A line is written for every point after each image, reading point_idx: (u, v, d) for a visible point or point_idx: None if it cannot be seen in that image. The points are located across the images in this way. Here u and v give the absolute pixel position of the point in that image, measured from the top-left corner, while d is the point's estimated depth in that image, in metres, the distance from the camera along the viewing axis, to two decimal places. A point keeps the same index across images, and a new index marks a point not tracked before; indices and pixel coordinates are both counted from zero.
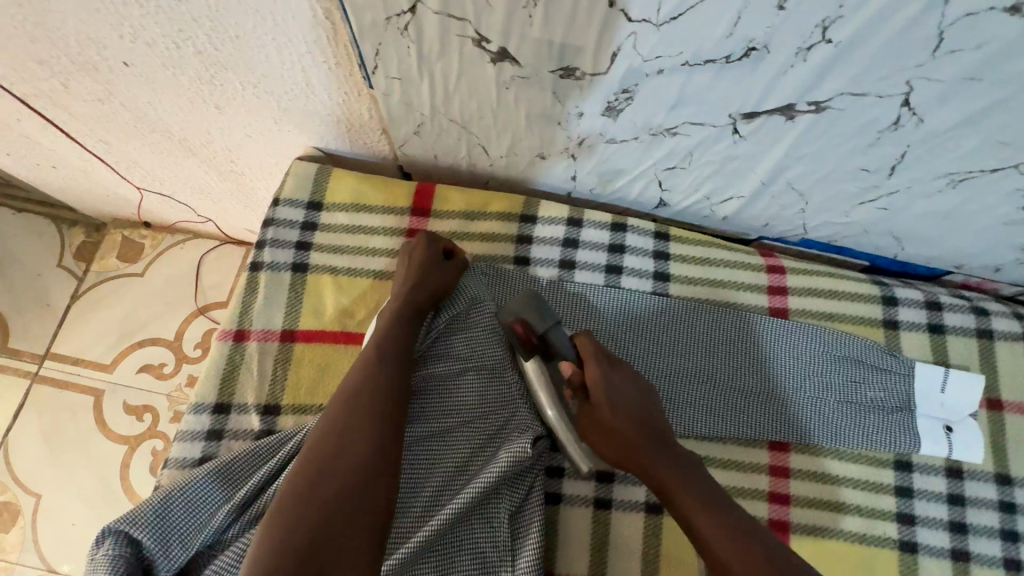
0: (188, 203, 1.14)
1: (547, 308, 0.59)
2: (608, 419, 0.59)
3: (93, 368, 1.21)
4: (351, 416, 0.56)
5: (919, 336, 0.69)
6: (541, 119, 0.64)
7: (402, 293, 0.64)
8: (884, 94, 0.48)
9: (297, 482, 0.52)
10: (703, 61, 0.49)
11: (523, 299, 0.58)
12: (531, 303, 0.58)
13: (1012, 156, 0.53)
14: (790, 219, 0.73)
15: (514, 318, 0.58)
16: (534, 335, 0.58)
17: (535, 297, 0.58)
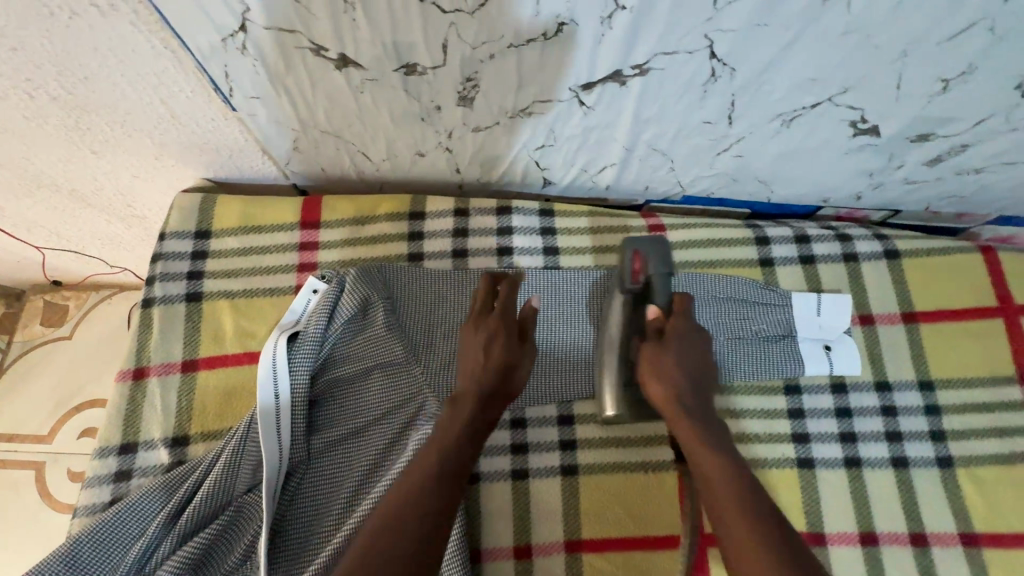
0: (102, 256, 1.11)
1: (665, 270, 0.66)
2: (669, 367, 0.62)
3: (31, 441, 1.17)
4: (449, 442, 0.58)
5: (792, 269, 0.75)
6: (405, 117, 0.66)
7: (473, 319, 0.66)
8: (691, 50, 0.53)
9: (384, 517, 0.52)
10: (524, 41, 0.52)
11: (642, 239, 0.66)
12: (658, 261, 0.65)
13: (823, 91, 0.58)
14: (665, 179, 0.78)
15: (636, 249, 0.65)
16: (642, 275, 0.66)
17: (662, 251, 0.66)
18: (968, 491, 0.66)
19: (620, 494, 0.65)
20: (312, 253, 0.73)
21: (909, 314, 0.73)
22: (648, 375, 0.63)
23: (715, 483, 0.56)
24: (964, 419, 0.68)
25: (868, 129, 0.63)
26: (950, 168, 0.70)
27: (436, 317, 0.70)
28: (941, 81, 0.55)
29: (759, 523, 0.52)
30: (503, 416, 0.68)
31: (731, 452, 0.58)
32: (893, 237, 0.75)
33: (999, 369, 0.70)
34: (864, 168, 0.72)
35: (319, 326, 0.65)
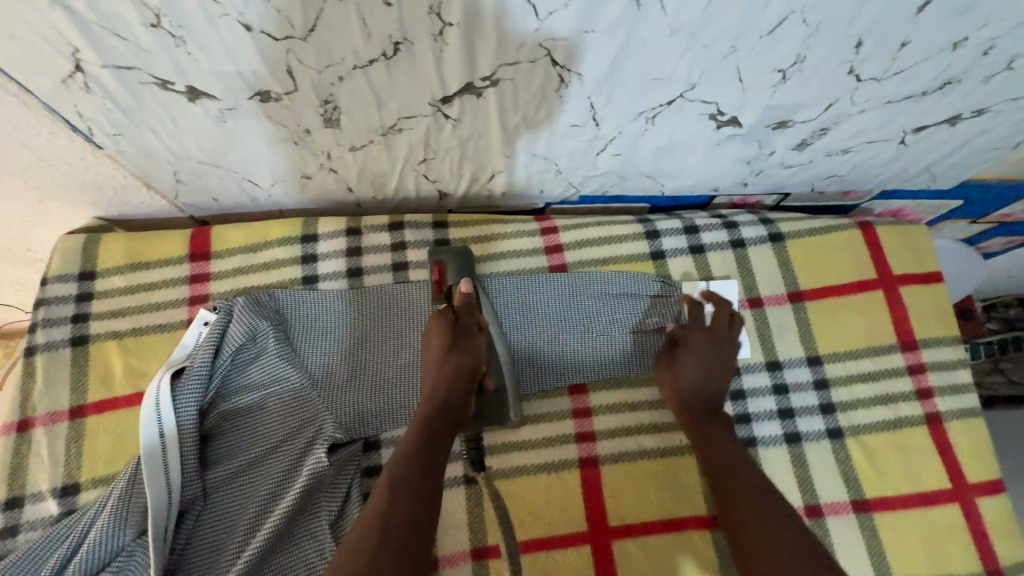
0: (16, 304, 1.08)
1: (473, 270, 0.71)
2: (704, 363, 0.68)
3: None
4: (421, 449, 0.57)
5: (683, 260, 0.76)
6: (278, 142, 0.66)
7: (443, 323, 0.65)
8: (532, 59, 0.54)
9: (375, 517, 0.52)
10: (367, 61, 0.53)
11: (448, 250, 0.72)
12: (459, 262, 0.71)
13: (672, 89, 0.59)
14: (556, 181, 0.79)
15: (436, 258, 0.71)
16: (445, 284, 0.70)
17: (460, 256, 0.71)
18: (858, 460, 0.69)
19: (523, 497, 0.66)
20: (203, 285, 0.72)
21: (795, 294, 0.75)
22: (670, 376, 0.68)
23: (743, 478, 0.59)
24: (851, 390, 0.71)
25: (729, 120, 0.66)
26: (819, 151, 0.73)
27: (332, 339, 0.70)
28: (778, 71, 0.58)
29: (771, 508, 0.56)
30: (404, 431, 0.69)
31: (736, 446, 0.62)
32: (777, 220, 0.78)
33: (881, 340, 0.73)
34: (739, 157, 0.74)
35: (206, 360, 0.64)
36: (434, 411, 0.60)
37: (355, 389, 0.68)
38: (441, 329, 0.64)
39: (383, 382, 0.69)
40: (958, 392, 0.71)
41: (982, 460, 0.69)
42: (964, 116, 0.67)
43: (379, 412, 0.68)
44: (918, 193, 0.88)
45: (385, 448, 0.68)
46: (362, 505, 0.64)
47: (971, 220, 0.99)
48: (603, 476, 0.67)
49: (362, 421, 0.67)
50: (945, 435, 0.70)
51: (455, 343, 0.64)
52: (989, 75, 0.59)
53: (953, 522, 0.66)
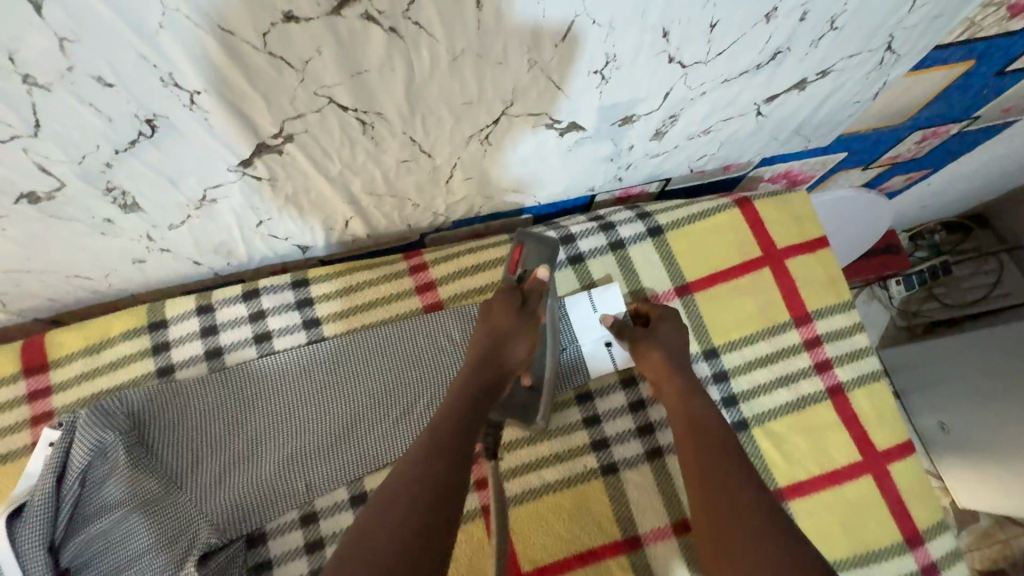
0: None
1: (551, 261, 0.67)
2: (674, 337, 0.65)
3: None
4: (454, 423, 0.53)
5: (563, 273, 0.73)
6: (83, 236, 0.59)
7: (511, 303, 0.62)
8: (316, 109, 0.48)
9: (401, 486, 0.47)
10: (126, 144, 0.47)
11: (533, 238, 0.68)
12: (542, 252, 0.67)
13: (490, 109, 0.55)
14: (420, 213, 0.74)
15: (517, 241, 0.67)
16: (522, 267, 0.66)
17: (543, 244, 0.67)
18: (767, 449, 0.66)
19: None
20: (45, 400, 0.66)
21: (682, 288, 0.72)
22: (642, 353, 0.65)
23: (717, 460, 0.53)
24: (751, 377, 0.69)
25: (569, 126, 0.62)
26: (678, 136, 0.70)
27: (198, 432, 0.64)
28: (595, 73, 0.53)
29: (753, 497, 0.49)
30: (291, 517, 0.64)
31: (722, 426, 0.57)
32: (653, 213, 0.75)
33: (774, 318, 0.71)
34: (599, 156, 0.71)
35: (47, 492, 0.58)
36: (474, 389, 0.56)
37: (231, 482, 0.63)
38: (513, 311, 0.61)
39: (261, 470, 0.64)
40: (856, 359, 0.70)
41: (888, 424, 0.68)
42: (810, 78, 0.64)
43: (259, 503, 0.63)
44: (798, 153, 0.85)
45: (272, 540, 0.63)
46: None
47: (863, 166, 0.98)
48: (509, 521, 0.64)
49: (243, 517, 0.62)
50: (849, 405, 0.68)
51: (520, 326, 0.61)
52: (816, 37, 0.56)
53: (867, 495, 0.65)
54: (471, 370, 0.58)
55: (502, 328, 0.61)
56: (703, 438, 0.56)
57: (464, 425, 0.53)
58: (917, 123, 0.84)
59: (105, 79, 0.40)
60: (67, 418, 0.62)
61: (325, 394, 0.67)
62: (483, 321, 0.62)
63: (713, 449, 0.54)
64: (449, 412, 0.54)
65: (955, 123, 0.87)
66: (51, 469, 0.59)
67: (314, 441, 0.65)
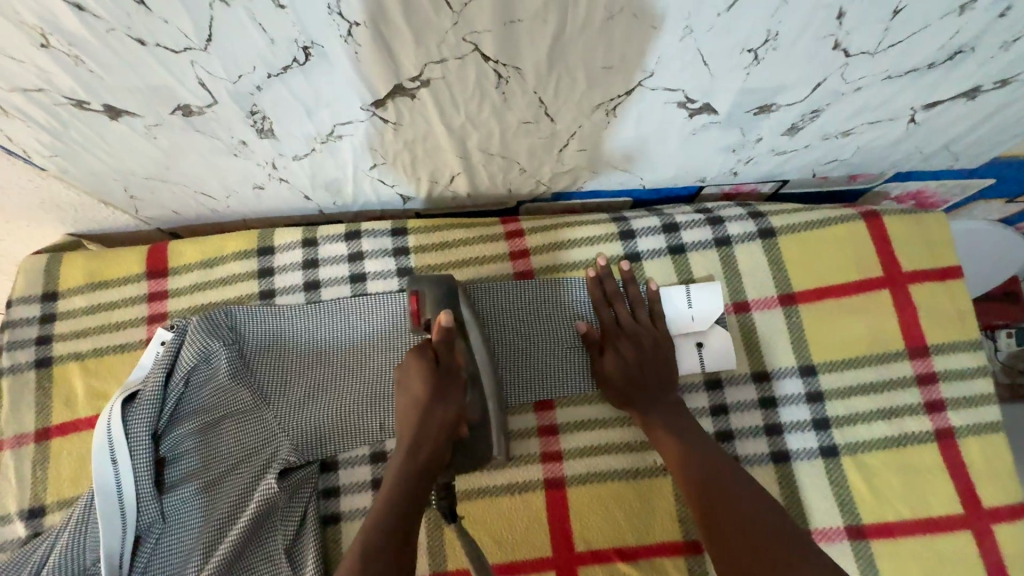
0: None
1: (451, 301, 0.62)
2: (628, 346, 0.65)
3: None
4: (408, 491, 0.55)
5: (661, 261, 0.70)
6: (216, 154, 0.63)
7: (425, 366, 0.60)
8: (460, 55, 0.48)
9: (375, 526, 0.53)
10: (279, 69, 0.49)
11: (423, 277, 0.63)
12: (438, 288, 0.62)
13: (628, 77, 0.53)
14: (524, 179, 0.73)
15: (415, 288, 0.62)
16: (424, 317, 0.61)
17: (437, 283, 0.62)
18: (855, 481, 0.62)
19: (484, 521, 0.63)
20: (161, 302, 0.71)
21: (787, 297, 0.68)
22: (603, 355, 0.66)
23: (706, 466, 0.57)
24: (848, 403, 0.64)
25: (702, 107, 0.58)
26: (813, 135, 0.65)
27: (289, 356, 0.68)
28: (749, 52, 0.50)
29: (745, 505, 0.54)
30: (363, 452, 0.66)
31: (684, 433, 0.60)
32: (768, 213, 0.70)
33: (885, 345, 0.65)
34: (722, 144, 0.67)
35: (156, 385, 0.63)
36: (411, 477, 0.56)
37: (314, 408, 0.66)
38: (426, 374, 0.59)
39: (341, 403, 0.66)
40: (973, 405, 0.63)
41: (1000, 480, 0.61)
42: (984, 87, 0.57)
43: (336, 433, 0.66)
44: (938, 173, 0.77)
45: (343, 469, 0.66)
46: (317, 528, 0.63)
47: (1007, 199, 0.87)
48: (569, 499, 0.63)
49: (319, 443, 0.65)
50: (957, 453, 0.62)
51: (440, 396, 0.59)
52: (1010, 39, 0.50)
53: (963, 552, 0.60)
54: (405, 476, 0.56)
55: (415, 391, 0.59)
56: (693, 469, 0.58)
57: (409, 498, 0.55)
58: None
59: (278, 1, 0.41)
60: (178, 322, 0.67)
61: (408, 344, 0.68)
62: (401, 390, 0.61)
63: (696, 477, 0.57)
64: (406, 495, 0.55)
65: None
66: (161, 366, 0.64)
67: (393, 387, 0.67)
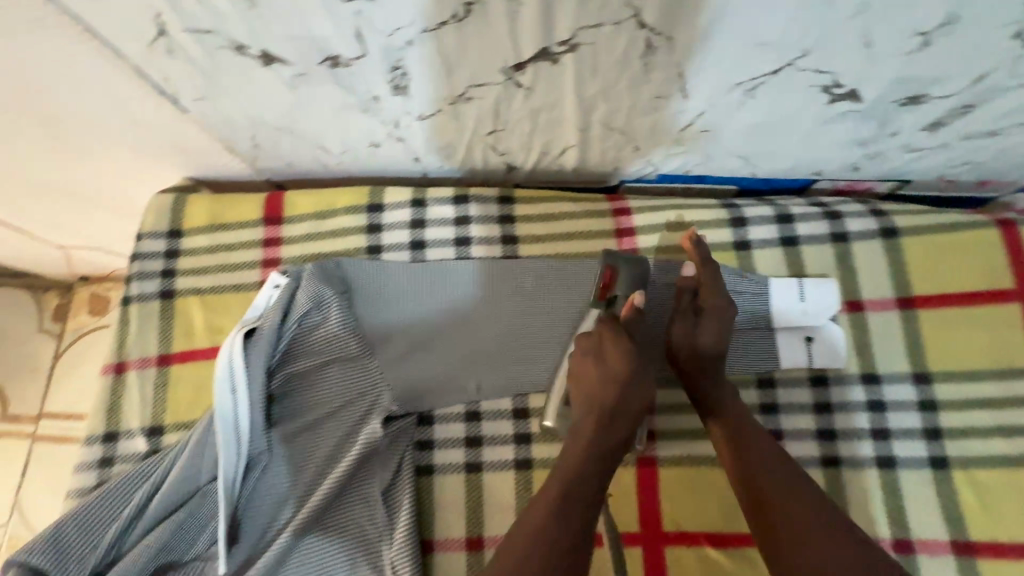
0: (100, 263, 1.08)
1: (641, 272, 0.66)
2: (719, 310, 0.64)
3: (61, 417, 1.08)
4: (586, 471, 0.56)
5: (773, 252, 0.68)
6: (347, 108, 0.65)
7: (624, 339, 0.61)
8: (617, 21, 0.48)
9: (548, 518, 0.52)
10: (436, 24, 0.50)
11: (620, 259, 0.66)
12: (633, 276, 0.66)
13: (780, 55, 0.51)
14: (635, 158, 0.72)
15: (608, 264, 0.66)
16: (613, 292, 0.66)
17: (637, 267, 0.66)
18: (965, 496, 0.60)
19: None
20: (276, 248, 0.75)
21: (905, 301, 0.65)
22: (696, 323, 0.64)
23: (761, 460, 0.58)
24: (964, 416, 0.62)
25: (847, 93, 0.56)
26: (955, 133, 0.62)
27: (394, 311, 0.70)
28: (919, 35, 0.48)
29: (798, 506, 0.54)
30: (457, 410, 0.68)
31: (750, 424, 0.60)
32: (892, 212, 0.67)
33: (1011, 360, 0.62)
34: (854, 136, 0.64)
35: (273, 325, 0.66)
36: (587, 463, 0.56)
37: (415, 363, 0.68)
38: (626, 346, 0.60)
39: (440, 361, 0.68)
40: None
41: None
42: None
43: (434, 389, 0.68)
44: None
45: (437, 424, 0.68)
46: (412, 476, 0.66)
47: None
48: (660, 479, 0.63)
49: (418, 396, 0.68)
50: None
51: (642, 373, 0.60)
52: None
53: None
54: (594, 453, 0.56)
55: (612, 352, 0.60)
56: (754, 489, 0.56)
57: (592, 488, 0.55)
58: None
59: None
60: (294, 268, 0.70)
61: (508, 310, 0.70)
62: (595, 363, 0.60)
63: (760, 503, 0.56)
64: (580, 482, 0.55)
65: None
66: (279, 307, 0.67)
67: (493, 351, 0.69)
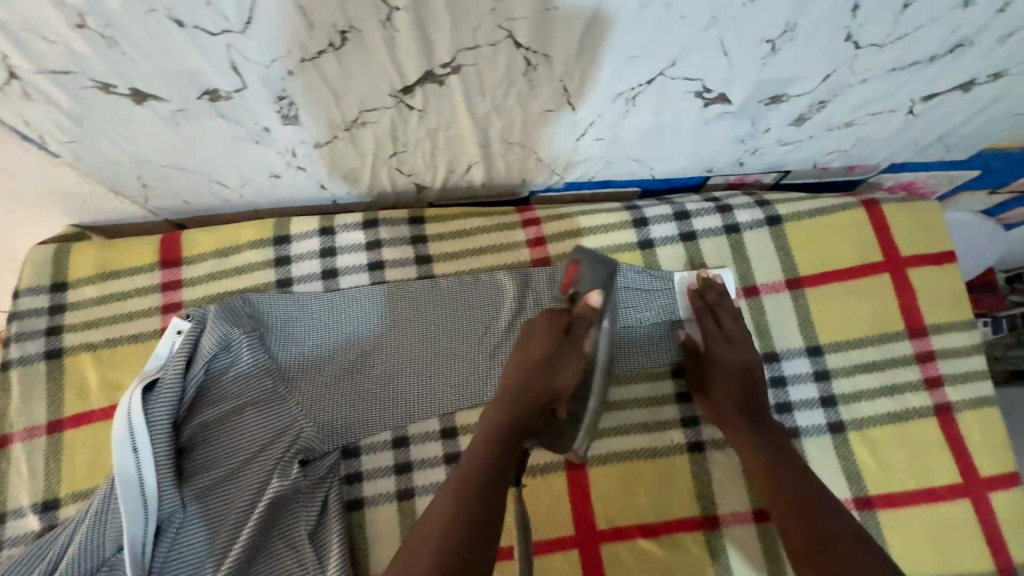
0: None
1: (607, 286, 0.64)
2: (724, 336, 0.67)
3: None
4: (517, 415, 0.57)
5: (674, 247, 0.72)
6: (237, 141, 0.63)
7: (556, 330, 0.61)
8: (493, 42, 0.50)
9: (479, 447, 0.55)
10: (314, 53, 0.49)
11: (589, 256, 0.66)
12: (598, 272, 0.64)
13: (651, 66, 0.55)
14: (539, 169, 0.75)
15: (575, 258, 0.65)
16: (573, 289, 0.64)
17: (601, 265, 0.65)
18: (861, 455, 0.65)
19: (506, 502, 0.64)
20: (175, 292, 0.70)
21: (794, 281, 0.71)
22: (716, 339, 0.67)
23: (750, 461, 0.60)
24: (854, 381, 0.67)
25: (717, 97, 0.61)
26: (818, 126, 0.68)
27: (309, 343, 0.68)
28: (767, 42, 0.52)
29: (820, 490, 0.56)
30: (384, 438, 0.66)
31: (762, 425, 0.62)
32: (775, 201, 0.73)
33: (886, 326, 0.69)
34: (734, 135, 0.69)
35: (176, 375, 0.62)
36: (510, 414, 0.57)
37: (335, 394, 0.66)
38: (552, 339, 0.60)
39: (362, 390, 0.66)
40: (968, 381, 0.67)
41: (994, 451, 0.65)
42: (978, 80, 0.61)
43: (358, 418, 0.66)
44: (929, 164, 0.81)
45: (365, 455, 0.66)
46: (340, 513, 0.63)
47: (990, 189, 0.92)
48: (590, 479, 0.65)
49: (341, 429, 0.65)
50: (954, 426, 0.66)
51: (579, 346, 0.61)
52: (1006, 33, 0.53)
53: (962, 519, 0.63)
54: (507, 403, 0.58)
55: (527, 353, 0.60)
56: (805, 521, 0.54)
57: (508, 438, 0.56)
58: None
59: None
60: (197, 310, 0.66)
61: (428, 331, 0.69)
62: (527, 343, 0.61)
63: (797, 522, 0.54)
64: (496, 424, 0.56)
65: None
66: (181, 355, 0.63)
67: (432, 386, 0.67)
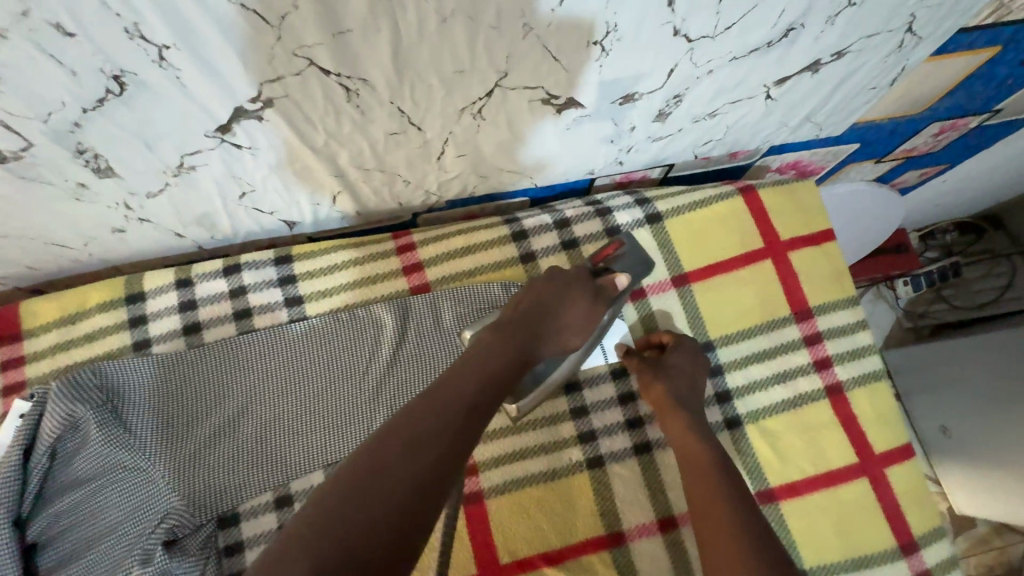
0: None
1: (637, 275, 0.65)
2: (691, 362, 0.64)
3: None
4: (490, 372, 0.52)
5: (557, 257, 0.70)
6: (55, 200, 0.57)
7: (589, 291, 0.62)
8: (296, 71, 0.46)
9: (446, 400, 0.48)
10: (95, 101, 0.45)
11: (632, 244, 0.67)
12: (634, 260, 0.66)
13: (482, 79, 0.52)
14: (412, 192, 0.71)
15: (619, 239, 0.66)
16: (607, 261, 0.65)
17: (637, 253, 0.66)
18: (759, 447, 0.64)
19: None
20: (18, 370, 0.64)
21: (679, 278, 0.70)
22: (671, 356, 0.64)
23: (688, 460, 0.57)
24: (747, 373, 0.67)
25: (567, 102, 0.58)
26: (682, 119, 0.67)
27: (172, 407, 0.62)
28: (594, 44, 0.50)
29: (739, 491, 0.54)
30: (266, 498, 0.63)
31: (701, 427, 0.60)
32: (654, 199, 0.72)
33: (774, 313, 0.68)
34: (601, 136, 0.67)
35: (16, 466, 0.57)
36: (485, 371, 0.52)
37: (204, 460, 0.61)
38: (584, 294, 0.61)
39: (235, 451, 0.62)
40: (857, 358, 0.67)
41: (887, 426, 0.65)
42: (824, 60, 0.60)
43: (233, 482, 0.61)
44: (807, 142, 0.81)
45: (245, 521, 0.62)
46: None
47: (875, 159, 0.93)
48: (490, 512, 0.62)
49: (215, 495, 0.61)
50: (848, 405, 0.66)
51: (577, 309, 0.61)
52: (833, 13, 0.52)
53: (861, 499, 0.63)
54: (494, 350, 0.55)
55: (566, 306, 0.60)
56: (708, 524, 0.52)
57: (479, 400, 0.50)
58: (936, 114, 0.79)
59: (65, 28, 0.38)
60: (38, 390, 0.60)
61: (304, 378, 0.65)
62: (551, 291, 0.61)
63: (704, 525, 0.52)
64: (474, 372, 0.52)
65: (975, 116, 0.82)
66: (20, 444, 0.58)
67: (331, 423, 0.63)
